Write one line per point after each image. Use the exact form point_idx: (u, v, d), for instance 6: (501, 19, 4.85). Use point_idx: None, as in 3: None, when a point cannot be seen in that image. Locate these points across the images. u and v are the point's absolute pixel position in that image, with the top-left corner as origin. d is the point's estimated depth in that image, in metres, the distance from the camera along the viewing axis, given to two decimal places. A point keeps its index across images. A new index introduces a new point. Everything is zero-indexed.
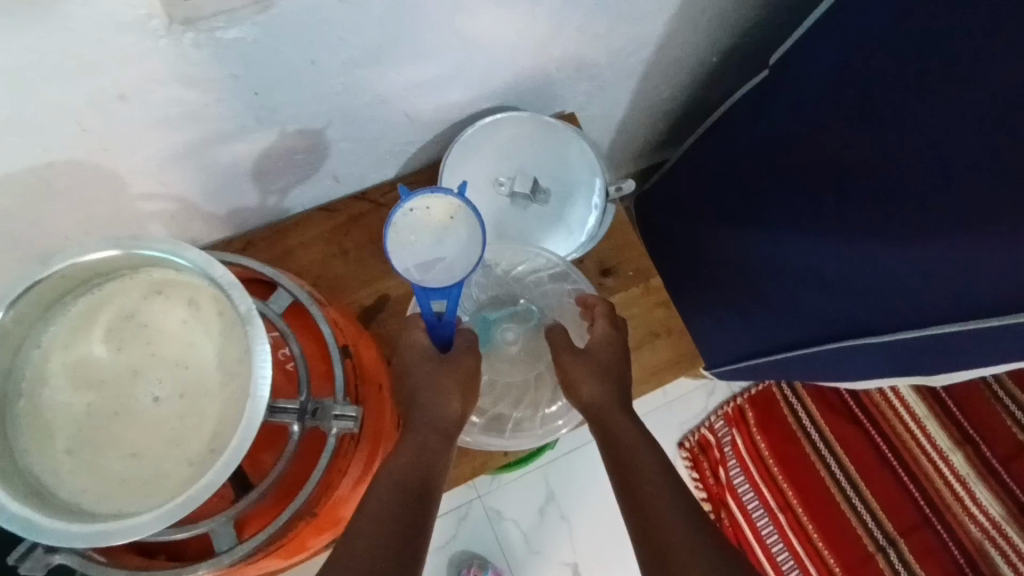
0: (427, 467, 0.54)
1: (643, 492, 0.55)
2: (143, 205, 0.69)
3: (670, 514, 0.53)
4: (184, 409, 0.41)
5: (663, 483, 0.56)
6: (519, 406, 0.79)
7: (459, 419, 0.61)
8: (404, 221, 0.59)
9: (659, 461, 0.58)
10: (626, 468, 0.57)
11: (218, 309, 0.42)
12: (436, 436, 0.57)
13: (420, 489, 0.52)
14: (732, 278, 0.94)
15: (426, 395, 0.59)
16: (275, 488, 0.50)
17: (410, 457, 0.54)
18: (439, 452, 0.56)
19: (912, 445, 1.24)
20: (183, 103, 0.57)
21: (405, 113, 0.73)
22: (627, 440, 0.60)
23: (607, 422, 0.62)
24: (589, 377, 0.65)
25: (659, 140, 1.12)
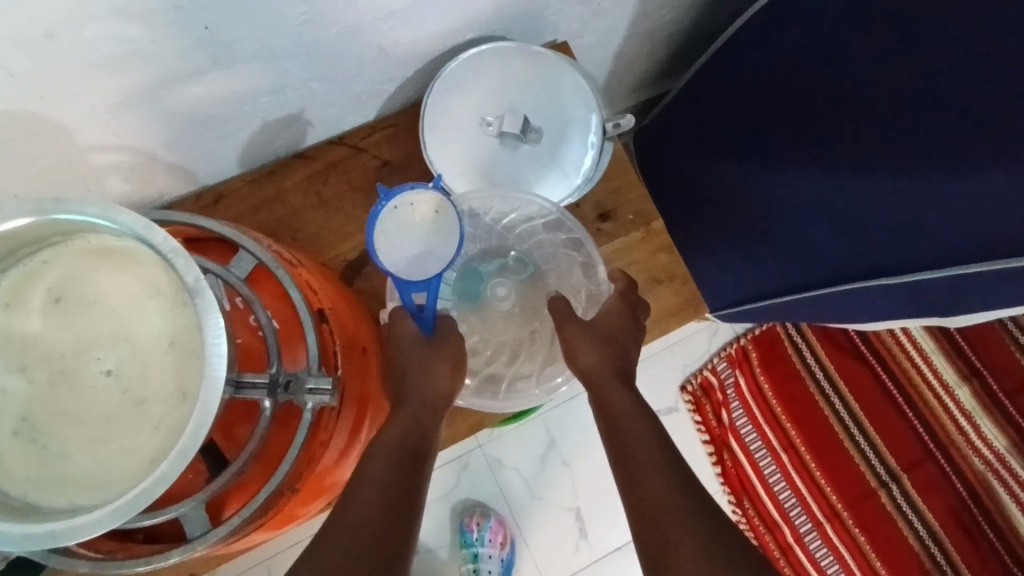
0: (415, 448, 0.52)
1: (638, 466, 0.54)
2: (96, 158, 0.63)
3: (667, 489, 0.52)
4: (134, 391, 0.37)
5: (660, 458, 0.55)
6: (516, 362, 0.76)
7: (448, 398, 0.58)
8: (388, 220, 0.59)
9: (658, 437, 0.57)
10: (625, 443, 0.56)
11: (164, 280, 0.38)
12: (424, 416, 0.55)
13: (407, 467, 0.50)
14: (739, 218, 0.88)
15: (415, 371, 0.57)
16: (256, 459, 0.47)
17: (394, 438, 0.52)
18: (427, 432, 0.54)
19: (918, 382, 1.22)
20: (122, 42, 0.50)
21: (380, 48, 0.66)
22: (626, 413, 0.59)
23: (605, 391, 0.61)
24: (591, 346, 0.64)
25: (661, 69, 1.04)
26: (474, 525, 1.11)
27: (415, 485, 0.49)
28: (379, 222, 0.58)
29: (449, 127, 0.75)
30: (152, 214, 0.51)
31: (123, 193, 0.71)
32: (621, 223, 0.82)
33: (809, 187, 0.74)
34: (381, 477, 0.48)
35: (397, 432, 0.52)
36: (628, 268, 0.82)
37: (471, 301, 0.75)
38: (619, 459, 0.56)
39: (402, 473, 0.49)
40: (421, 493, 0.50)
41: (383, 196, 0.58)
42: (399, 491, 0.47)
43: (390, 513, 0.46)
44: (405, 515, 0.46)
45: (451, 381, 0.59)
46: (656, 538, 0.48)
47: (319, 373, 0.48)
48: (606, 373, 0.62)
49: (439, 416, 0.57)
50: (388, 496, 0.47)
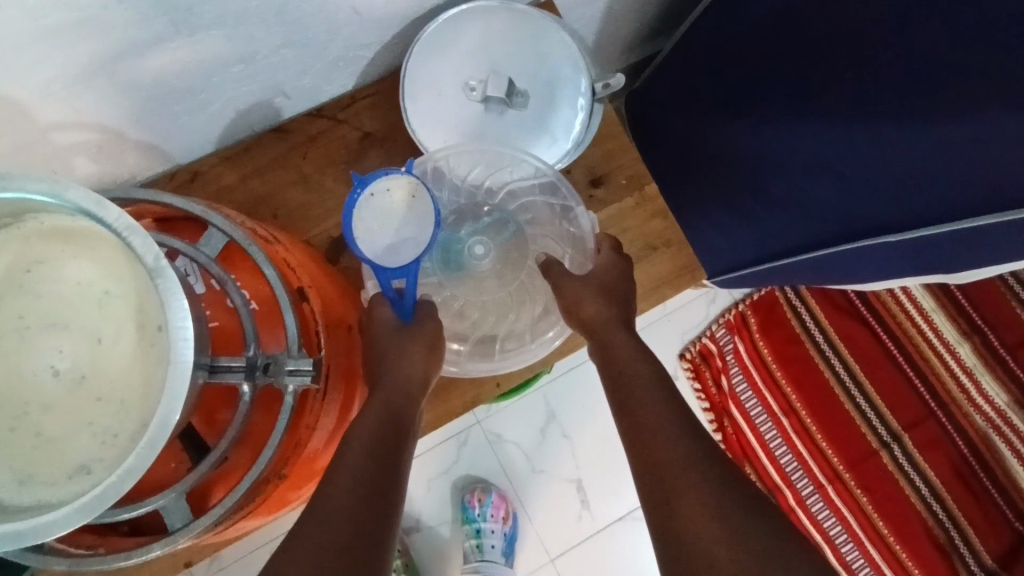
0: (394, 429, 0.51)
1: (638, 411, 0.53)
2: (58, 137, 0.60)
3: (668, 436, 0.50)
4: (99, 379, 0.35)
5: (663, 401, 0.54)
6: (506, 322, 0.74)
7: (424, 382, 0.57)
8: (366, 209, 0.56)
9: (661, 383, 0.56)
10: (625, 394, 0.55)
11: (127, 260, 0.36)
12: (405, 399, 0.54)
13: (390, 447, 0.49)
14: (737, 179, 0.86)
15: (392, 355, 0.56)
16: (240, 442, 0.45)
17: (371, 421, 0.50)
18: (407, 415, 0.53)
19: (919, 341, 1.21)
20: (72, 8, 0.47)
21: (353, 10, 0.62)
22: (627, 358, 0.58)
23: (606, 339, 0.60)
24: (591, 294, 0.63)
25: (650, 28, 1.00)
26: (475, 501, 1.10)
27: (395, 464, 0.48)
28: (356, 211, 0.56)
29: (430, 93, 0.72)
30: (115, 194, 0.48)
31: (92, 173, 0.68)
32: (614, 188, 0.80)
33: (809, 143, 0.71)
34: (358, 457, 0.47)
35: (375, 413, 0.51)
36: (623, 235, 0.79)
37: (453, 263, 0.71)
38: (622, 409, 0.55)
39: (382, 453, 0.48)
40: (400, 473, 0.48)
41: (359, 182, 0.56)
42: (375, 473, 0.46)
43: (369, 494, 0.44)
44: (385, 497, 0.45)
45: (426, 364, 0.57)
46: (660, 486, 0.47)
47: (299, 356, 0.45)
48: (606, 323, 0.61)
49: (418, 397, 0.56)
50: (368, 477, 0.45)
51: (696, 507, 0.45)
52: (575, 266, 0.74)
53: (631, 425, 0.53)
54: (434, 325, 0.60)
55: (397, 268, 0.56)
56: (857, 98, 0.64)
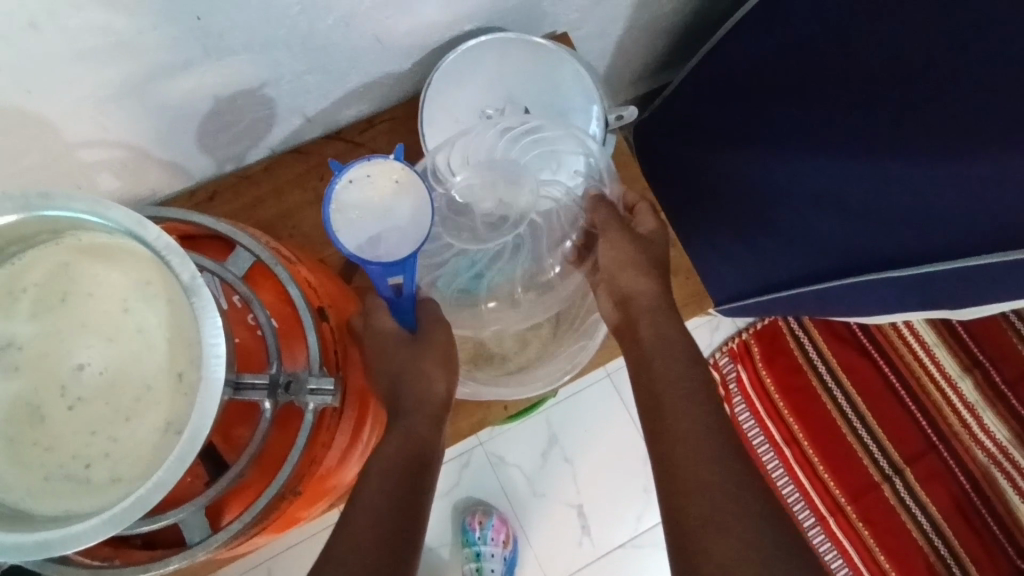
0: (417, 455, 0.52)
1: (673, 400, 0.57)
2: (84, 154, 0.62)
3: (702, 451, 0.52)
4: (129, 392, 0.36)
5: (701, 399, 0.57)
6: (526, 346, 0.78)
7: (439, 405, 0.58)
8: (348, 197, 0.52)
9: (701, 386, 0.58)
10: (659, 382, 0.58)
11: (159, 276, 0.37)
12: (421, 423, 0.55)
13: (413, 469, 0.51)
14: (744, 211, 0.87)
15: (407, 379, 0.56)
16: (258, 461, 0.45)
17: (394, 448, 0.52)
18: (430, 440, 0.55)
19: (920, 374, 1.22)
20: (110, 32, 0.49)
21: (376, 39, 0.64)
22: (669, 340, 0.61)
23: (645, 314, 0.64)
24: (635, 266, 0.66)
25: (660, 61, 1.03)
26: (475, 524, 1.11)
27: (421, 491, 0.51)
28: (334, 202, 0.52)
29: (448, 118, 0.74)
30: (148, 212, 0.49)
31: (114, 189, 0.70)
32: None
33: (816, 177, 0.72)
34: (383, 486, 0.49)
35: (395, 440, 0.53)
36: None
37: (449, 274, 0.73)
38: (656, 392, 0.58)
39: (406, 482, 0.50)
40: (424, 501, 0.51)
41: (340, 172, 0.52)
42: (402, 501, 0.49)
43: (400, 520, 0.47)
44: (411, 522, 0.48)
45: (444, 385, 0.58)
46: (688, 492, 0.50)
47: (320, 374, 0.46)
48: (649, 296, 0.65)
49: (437, 421, 0.57)
50: (396, 503, 0.48)
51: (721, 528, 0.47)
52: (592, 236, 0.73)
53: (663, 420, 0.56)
54: (443, 336, 0.60)
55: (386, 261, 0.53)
56: (861, 136, 0.66)
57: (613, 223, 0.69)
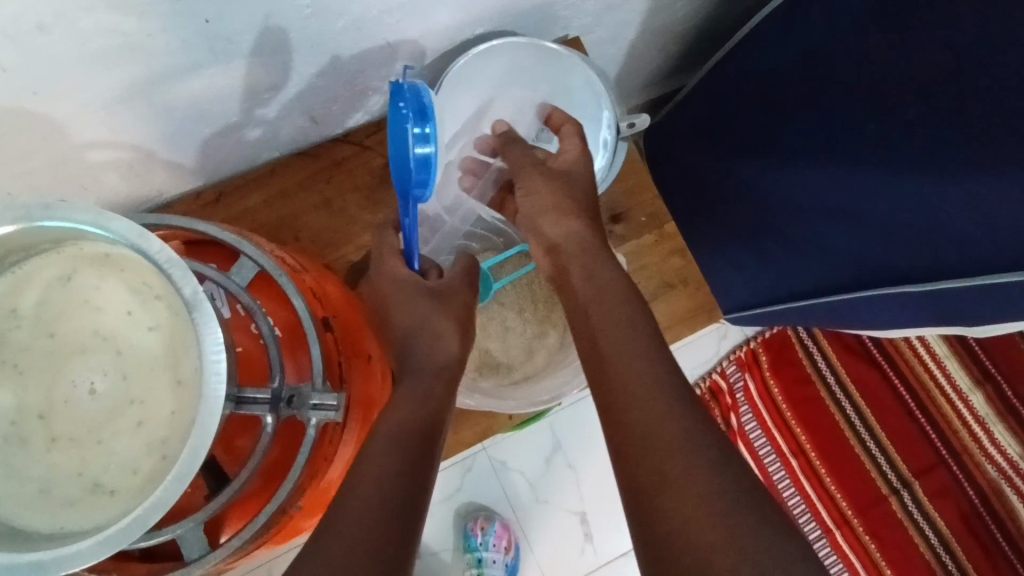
0: (434, 411, 0.52)
1: (609, 345, 0.53)
2: (92, 155, 0.61)
3: (647, 390, 0.49)
4: (131, 406, 0.35)
5: (642, 340, 0.53)
6: (532, 355, 0.75)
7: (455, 360, 0.58)
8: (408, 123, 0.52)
9: (641, 322, 0.55)
10: (596, 328, 0.54)
11: (160, 288, 0.36)
12: (436, 386, 0.55)
13: (429, 427, 0.50)
14: (755, 221, 0.86)
15: (427, 329, 0.58)
16: (260, 471, 0.44)
17: (410, 407, 0.51)
18: (445, 396, 0.55)
19: (931, 386, 1.21)
20: (118, 33, 0.48)
21: (387, 43, 0.63)
22: (609, 283, 0.58)
23: (573, 260, 0.60)
24: (554, 209, 0.63)
25: (671, 66, 1.01)
26: (477, 529, 1.10)
27: (434, 442, 0.50)
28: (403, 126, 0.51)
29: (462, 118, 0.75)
30: (149, 219, 0.48)
31: (121, 190, 0.69)
32: (633, 225, 0.78)
33: (830, 188, 0.71)
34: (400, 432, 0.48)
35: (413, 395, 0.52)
36: (638, 272, 0.77)
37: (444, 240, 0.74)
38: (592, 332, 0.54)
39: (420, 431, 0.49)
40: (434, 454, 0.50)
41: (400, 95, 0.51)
42: (415, 453, 0.47)
43: (412, 460, 0.47)
44: (424, 467, 0.47)
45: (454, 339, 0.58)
46: (636, 434, 0.47)
47: (323, 390, 0.45)
48: (578, 237, 0.61)
49: (455, 378, 0.57)
50: (410, 446, 0.47)
51: (677, 480, 0.44)
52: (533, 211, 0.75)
53: (603, 361, 0.52)
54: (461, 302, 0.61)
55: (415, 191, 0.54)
56: (879, 150, 0.64)
57: (529, 165, 0.66)
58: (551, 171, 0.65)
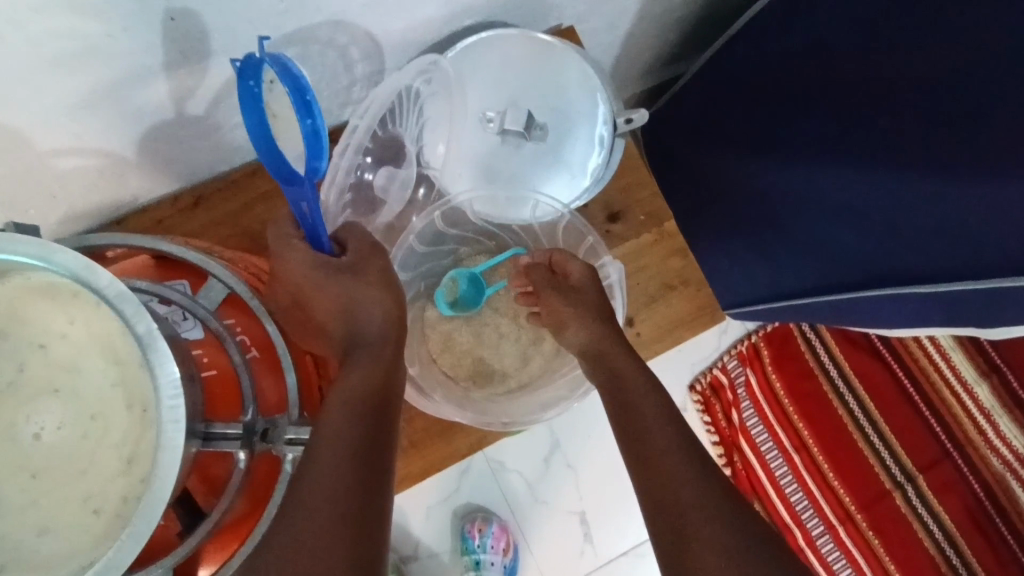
0: (381, 390, 0.47)
1: (636, 424, 0.55)
2: (58, 163, 0.57)
3: (669, 459, 0.51)
4: (91, 445, 0.33)
5: (663, 419, 0.54)
6: (527, 364, 0.72)
7: (395, 324, 0.53)
8: (273, 102, 0.44)
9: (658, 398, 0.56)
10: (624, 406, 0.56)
11: (118, 322, 0.33)
12: (380, 359, 0.50)
13: (380, 402, 0.46)
14: (758, 217, 0.83)
15: (357, 305, 0.52)
16: (247, 488, 0.42)
17: (357, 380, 0.46)
18: (392, 364, 0.50)
19: (935, 379, 1.18)
20: (76, 36, 0.44)
21: (369, 36, 0.60)
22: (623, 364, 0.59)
23: (599, 348, 0.62)
24: (574, 319, 0.64)
25: (671, 54, 0.97)
26: (475, 532, 1.07)
27: (386, 428, 0.45)
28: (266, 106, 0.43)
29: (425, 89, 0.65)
30: (105, 238, 0.45)
31: (96, 198, 0.66)
32: (631, 224, 0.75)
33: (846, 187, 0.69)
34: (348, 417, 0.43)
35: (356, 375, 0.47)
36: (636, 273, 0.74)
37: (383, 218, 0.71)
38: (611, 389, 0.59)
39: (370, 416, 0.44)
40: (387, 440, 0.45)
41: (251, 70, 0.43)
42: (368, 441, 0.43)
43: (366, 454, 0.42)
44: (381, 459, 0.43)
45: (385, 310, 0.53)
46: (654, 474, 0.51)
47: (301, 422, 0.43)
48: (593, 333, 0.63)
49: (396, 347, 0.52)
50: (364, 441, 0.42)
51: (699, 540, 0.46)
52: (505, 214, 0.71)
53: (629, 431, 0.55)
54: (377, 267, 0.54)
55: (299, 175, 0.45)
56: None
57: (542, 287, 0.67)
58: (563, 294, 0.65)
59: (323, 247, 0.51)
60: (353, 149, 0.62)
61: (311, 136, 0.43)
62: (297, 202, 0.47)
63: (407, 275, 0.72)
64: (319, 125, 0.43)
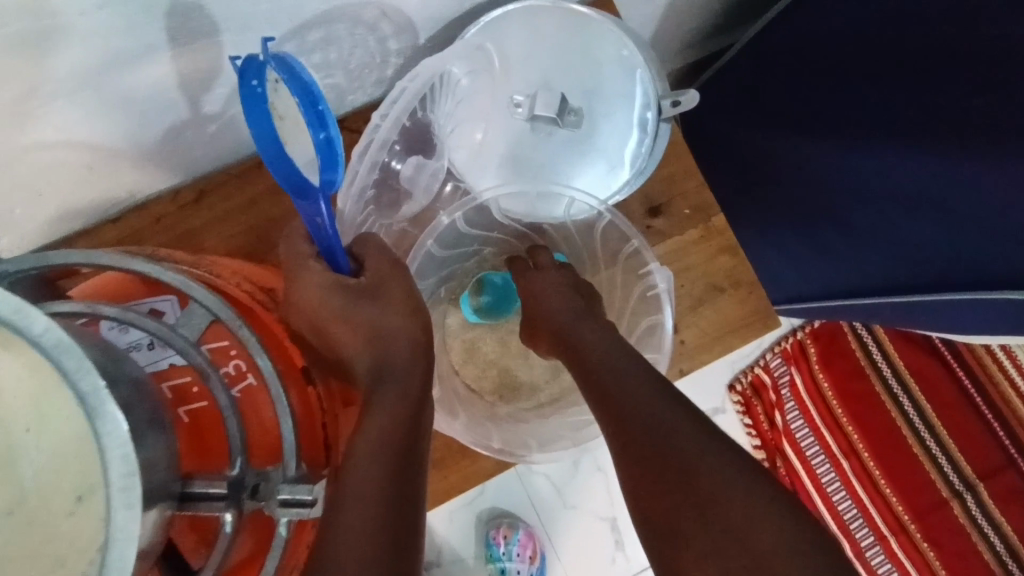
0: (408, 434, 0.40)
1: (623, 410, 0.46)
2: (39, 157, 0.51)
3: (669, 449, 0.43)
4: (10, 539, 0.25)
5: (656, 402, 0.46)
6: (560, 378, 0.66)
7: (424, 355, 0.47)
8: (280, 105, 0.38)
9: (647, 380, 0.48)
10: (609, 387, 0.48)
11: (41, 386, 0.24)
12: (408, 400, 0.43)
13: (408, 437, 0.40)
14: (815, 208, 0.75)
15: (380, 329, 0.46)
16: (243, 530, 0.35)
17: (385, 422, 0.40)
18: (423, 400, 0.44)
19: (1000, 380, 1.09)
20: (42, 16, 0.38)
21: (381, 12, 0.54)
22: (595, 349, 0.51)
23: (570, 337, 0.54)
24: (550, 308, 0.57)
25: (716, 26, 0.88)
26: (501, 538, 1.00)
27: (415, 469, 0.39)
28: (271, 109, 0.37)
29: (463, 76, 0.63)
30: (72, 255, 0.37)
31: (89, 195, 0.60)
32: (675, 219, 0.67)
33: (922, 176, 0.61)
34: (372, 467, 0.37)
35: (380, 419, 0.40)
36: (680, 274, 0.67)
37: (406, 212, 0.68)
38: (599, 389, 0.48)
39: (394, 457, 0.38)
40: (420, 486, 0.39)
41: (253, 71, 0.37)
42: (394, 476, 0.37)
43: (391, 509, 0.36)
44: (406, 498, 0.37)
45: (411, 337, 0.47)
46: (663, 483, 0.42)
47: (298, 479, 0.35)
48: (565, 321, 0.55)
49: (426, 384, 0.45)
50: (387, 480, 0.37)
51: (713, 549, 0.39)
52: (539, 211, 0.64)
53: (615, 415, 0.46)
54: (400, 287, 0.47)
55: (310, 185, 0.40)
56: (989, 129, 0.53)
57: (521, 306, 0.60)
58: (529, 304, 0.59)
59: (339, 265, 0.46)
60: (376, 145, 0.59)
61: (326, 148, 0.38)
62: (311, 217, 0.43)
63: (427, 283, 0.65)
64: (333, 137, 0.38)
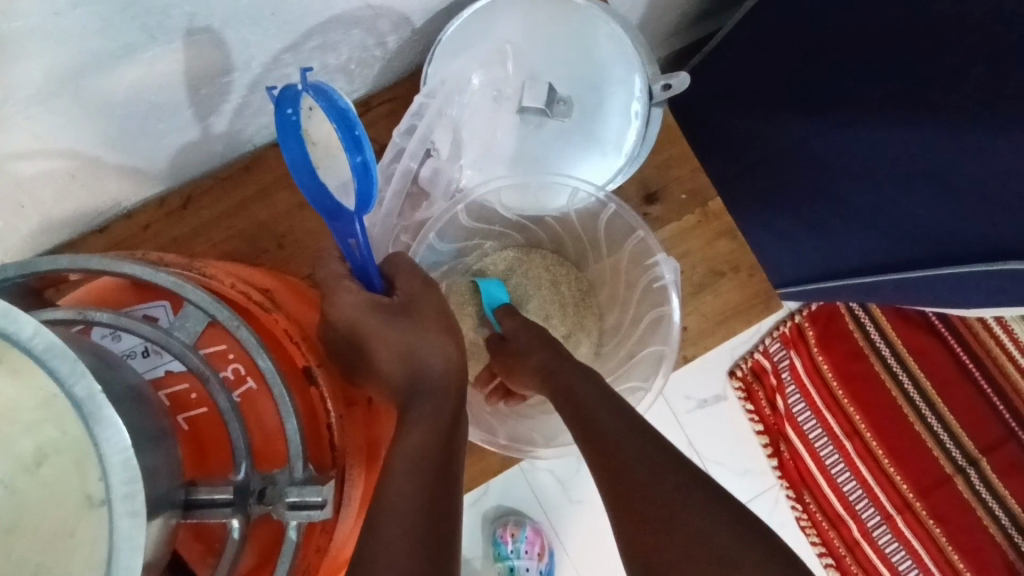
0: (443, 446, 0.42)
1: (613, 453, 0.45)
2: (18, 167, 0.50)
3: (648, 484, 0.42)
4: None
5: (641, 442, 0.46)
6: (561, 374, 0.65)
7: (458, 372, 0.48)
8: (314, 133, 0.39)
9: (633, 421, 0.48)
10: (600, 425, 0.47)
11: (30, 391, 0.23)
12: (443, 414, 0.44)
13: (444, 465, 0.41)
14: (811, 188, 0.75)
15: (415, 350, 0.46)
16: (248, 539, 0.34)
17: (418, 437, 0.41)
18: (455, 421, 0.45)
19: (998, 354, 1.09)
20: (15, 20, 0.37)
21: (364, 6, 0.53)
22: (581, 394, 0.50)
23: (555, 379, 0.53)
24: (534, 347, 0.56)
25: (704, 9, 0.87)
26: (508, 537, 0.99)
27: (450, 488, 0.41)
28: (306, 136, 0.39)
29: (474, 85, 0.63)
30: (60, 260, 0.36)
31: (73, 205, 0.59)
32: (672, 204, 0.67)
33: (914, 150, 0.60)
34: (406, 488, 0.38)
35: (415, 436, 0.41)
36: (681, 260, 0.66)
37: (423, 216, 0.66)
38: (584, 430, 0.48)
39: (431, 473, 0.39)
40: (455, 500, 0.41)
41: (289, 100, 0.39)
42: (432, 508, 0.38)
43: (429, 530, 0.37)
44: (444, 528, 0.38)
45: (447, 354, 0.48)
46: (639, 513, 0.41)
47: (305, 480, 0.35)
48: (555, 360, 0.54)
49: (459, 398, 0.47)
50: (424, 506, 0.37)
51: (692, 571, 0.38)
52: (543, 203, 0.63)
53: (603, 453, 0.45)
54: (432, 306, 0.48)
55: (344, 209, 0.40)
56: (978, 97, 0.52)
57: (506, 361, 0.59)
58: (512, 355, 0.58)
59: (374, 284, 0.47)
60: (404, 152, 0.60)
61: (362, 172, 0.39)
62: (343, 238, 0.43)
63: (438, 275, 0.66)
64: (369, 160, 0.39)
